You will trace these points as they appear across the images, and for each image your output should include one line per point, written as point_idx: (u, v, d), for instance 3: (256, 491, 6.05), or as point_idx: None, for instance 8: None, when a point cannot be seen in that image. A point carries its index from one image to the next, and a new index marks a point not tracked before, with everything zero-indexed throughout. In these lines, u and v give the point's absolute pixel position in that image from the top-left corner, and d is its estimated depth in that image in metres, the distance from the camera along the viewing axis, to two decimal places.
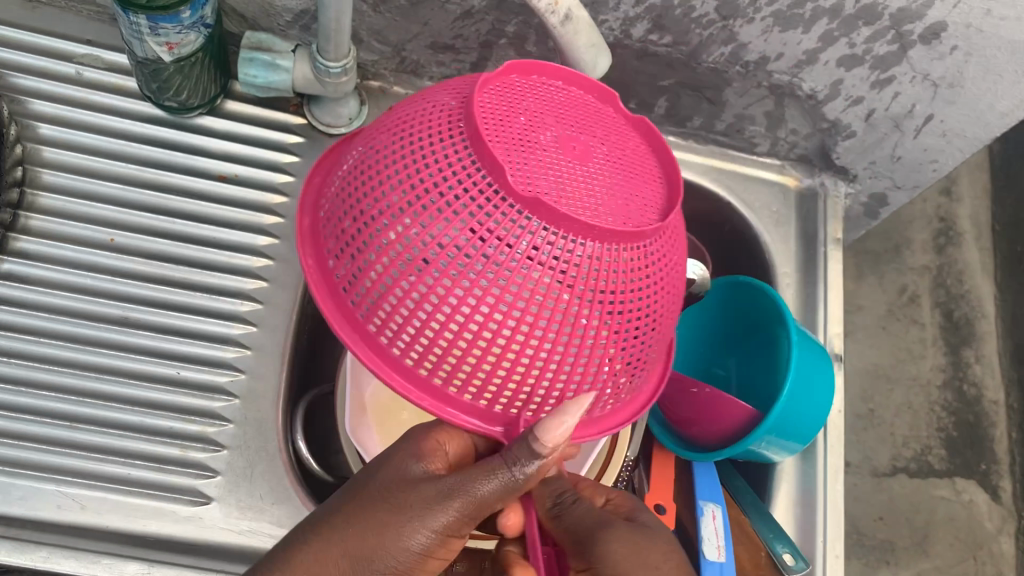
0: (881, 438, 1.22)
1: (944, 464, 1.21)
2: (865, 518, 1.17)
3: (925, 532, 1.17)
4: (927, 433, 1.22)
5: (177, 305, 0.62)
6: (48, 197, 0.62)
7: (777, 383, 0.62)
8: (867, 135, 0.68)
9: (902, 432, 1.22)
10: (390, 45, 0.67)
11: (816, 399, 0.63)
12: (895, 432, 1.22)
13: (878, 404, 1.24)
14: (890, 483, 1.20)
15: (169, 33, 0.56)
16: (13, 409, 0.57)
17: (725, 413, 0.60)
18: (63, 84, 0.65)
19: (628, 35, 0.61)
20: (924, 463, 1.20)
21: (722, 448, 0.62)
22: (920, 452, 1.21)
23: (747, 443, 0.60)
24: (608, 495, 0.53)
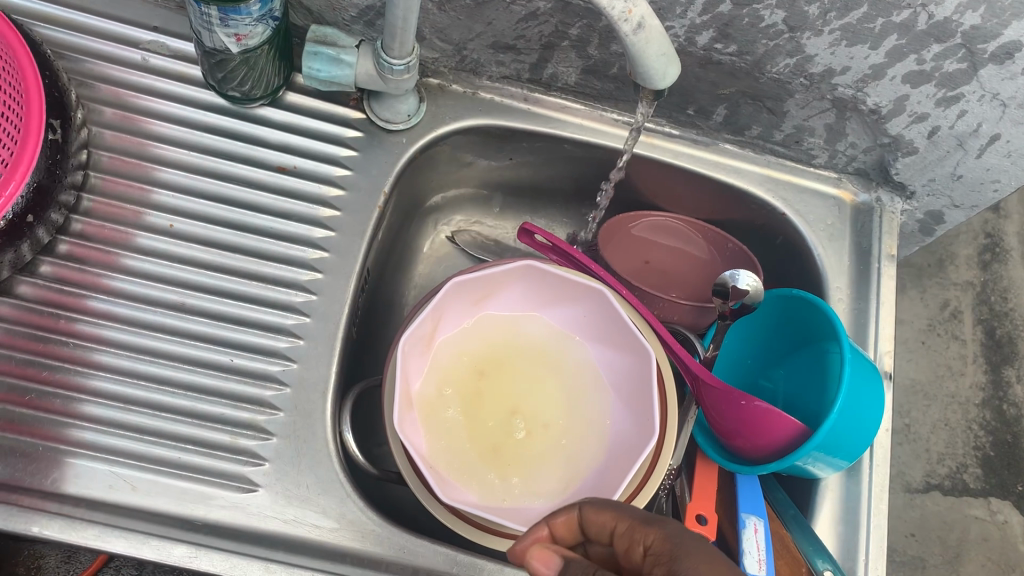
0: (916, 454, 1.20)
1: (980, 483, 1.19)
2: (897, 534, 1.16)
3: (957, 551, 1.15)
4: (963, 451, 1.21)
5: (234, 294, 0.62)
6: (109, 180, 0.64)
7: (828, 399, 0.61)
8: (929, 153, 0.67)
9: (938, 449, 1.21)
10: (451, 44, 0.67)
11: (864, 418, 0.63)
12: (931, 448, 1.21)
13: (914, 419, 1.22)
14: (923, 500, 1.18)
15: (239, 25, 0.56)
16: (72, 388, 0.59)
17: (772, 427, 0.60)
18: (129, 69, 0.66)
19: (692, 43, 0.61)
20: (959, 481, 1.19)
21: (770, 462, 0.61)
22: (956, 470, 1.20)
23: (797, 457, 0.59)
24: (646, 540, 0.43)
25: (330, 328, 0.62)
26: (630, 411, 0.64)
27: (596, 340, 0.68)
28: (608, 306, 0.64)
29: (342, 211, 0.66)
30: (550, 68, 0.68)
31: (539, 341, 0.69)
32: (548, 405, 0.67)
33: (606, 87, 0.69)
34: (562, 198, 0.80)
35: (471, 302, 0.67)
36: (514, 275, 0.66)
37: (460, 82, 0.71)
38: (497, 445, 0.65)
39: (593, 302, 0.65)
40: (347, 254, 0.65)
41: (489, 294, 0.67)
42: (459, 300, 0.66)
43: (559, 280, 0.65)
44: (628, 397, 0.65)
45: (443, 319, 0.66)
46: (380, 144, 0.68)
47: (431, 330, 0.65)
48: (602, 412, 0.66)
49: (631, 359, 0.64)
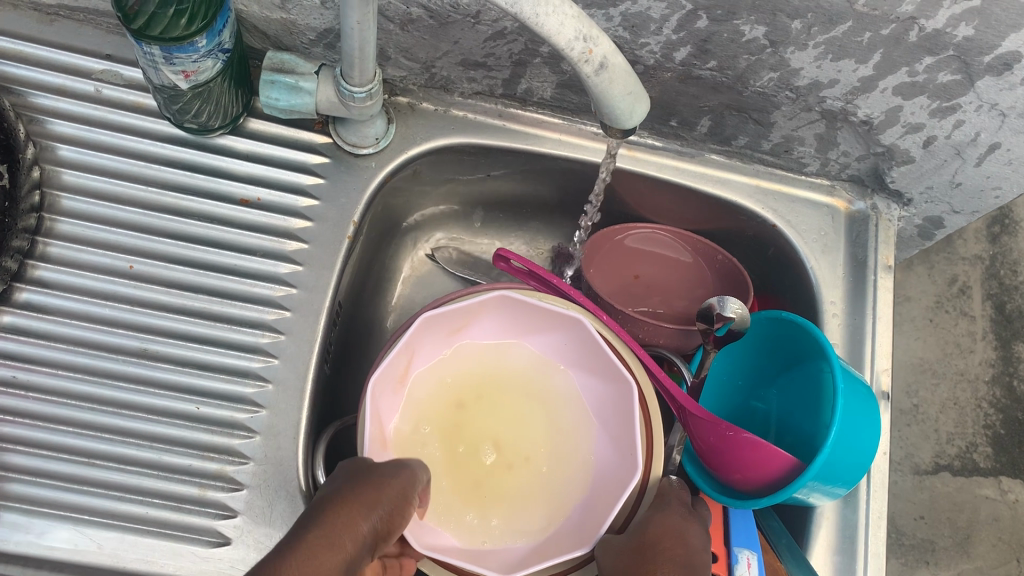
0: (925, 435, 1.17)
1: (991, 462, 1.16)
2: (906, 517, 1.14)
3: (967, 533, 1.13)
4: (973, 431, 1.18)
5: (199, 337, 0.60)
6: (66, 222, 0.61)
7: (822, 427, 0.58)
8: (925, 162, 0.63)
9: (947, 429, 1.18)
10: (419, 62, 0.63)
11: (861, 445, 0.59)
12: (940, 428, 1.18)
13: (923, 400, 1.19)
14: (932, 481, 1.16)
15: (185, 62, 0.53)
16: (34, 445, 0.57)
17: (763, 460, 0.57)
18: (81, 102, 0.63)
19: (669, 59, 0.58)
20: (969, 461, 1.16)
21: (763, 497, 0.58)
22: (966, 450, 1.17)
23: (790, 492, 0.55)
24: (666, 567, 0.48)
25: (299, 369, 0.60)
26: (612, 440, 0.62)
27: (577, 368, 0.65)
28: (587, 334, 0.61)
29: (308, 244, 0.63)
30: (524, 83, 0.65)
31: (519, 368, 0.67)
32: (530, 436, 0.65)
33: (583, 101, 0.65)
34: (545, 211, 0.76)
35: (447, 332, 0.64)
36: (490, 305, 0.62)
37: (430, 100, 0.68)
38: (478, 481, 0.62)
39: (574, 330, 0.62)
40: (315, 290, 0.62)
41: (465, 324, 0.64)
42: (433, 332, 0.63)
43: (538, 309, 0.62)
44: (610, 427, 0.62)
45: (419, 352, 0.63)
46: (348, 170, 0.65)
47: (404, 365, 0.62)
48: (583, 441, 0.64)
49: (613, 387, 0.61)
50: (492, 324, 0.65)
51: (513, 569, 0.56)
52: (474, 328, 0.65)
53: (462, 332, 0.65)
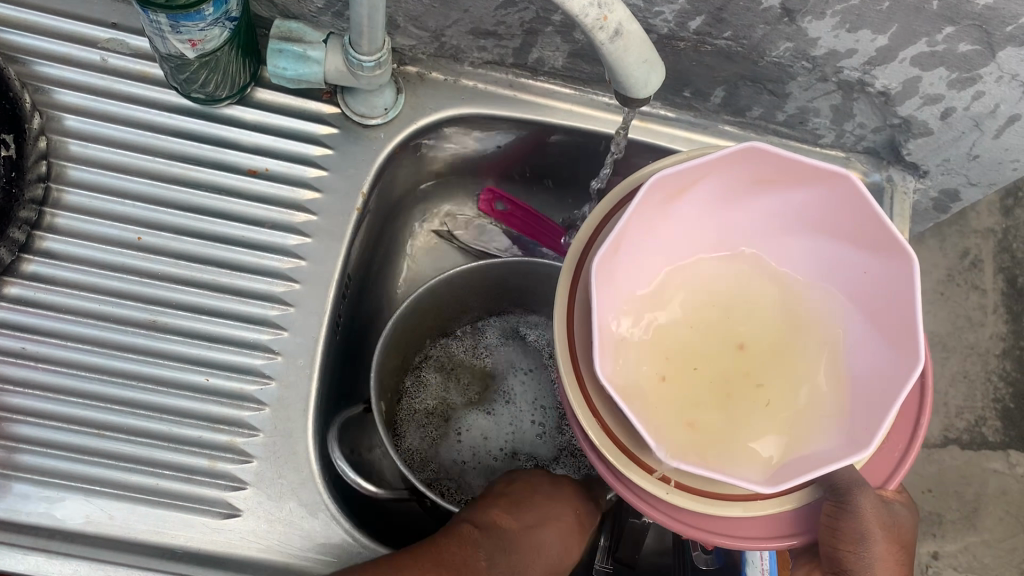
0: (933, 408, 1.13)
1: (999, 436, 1.12)
2: (914, 490, 1.11)
3: (975, 506, 1.10)
4: (983, 404, 1.13)
5: (209, 309, 0.60)
6: (73, 193, 0.61)
7: None
8: (943, 133, 0.62)
9: (955, 402, 1.13)
10: (428, 31, 0.62)
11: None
12: (948, 402, 1.13)
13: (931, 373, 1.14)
14: (941, 454, 1.11)
15: (192, 31, 0.52)
16: (43, 415, 0.57)
17: None
18: (87, 71, 0.62)
19: (684, 28, 0.56)
20: (978, 434, 1.12)
21: None
22: (974, 424, 1.13)
23: None
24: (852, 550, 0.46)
25: (308, 341, 0.60)
26: (875, 370, 0.43)
27: (874, 332, 0.44)
28: (907, 271, 0.41)
29: (318, 216, 0.63)
30: (536, 53, 0.63)
31: (728, 289, 0.49)
32: (802, 373, 0.46)
33: (595, 70, 0.64)
34: (554, 181, 0.75)
35: (747, 181, 0.44)
36: (801, 182, 0.43)
37: (440, 69, 0.67)
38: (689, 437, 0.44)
39: (897, 265, 0.42)
40: (324, 262, 0.62)
41: (745, 201, 0.46)
42: (729, 178, 0.44)
43: (844, 212, 0.44)
44: (862, 404, 0.42)
45: (700, 185, 0.44)
46: (357, 141, 0.64)
47: (677, 192, 0.44)
48: (818, 399, 0.45)
49: (905, 345, 0.41)
50: (783, 200, 0.46)
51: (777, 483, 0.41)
52: (790, 191, 0.45)
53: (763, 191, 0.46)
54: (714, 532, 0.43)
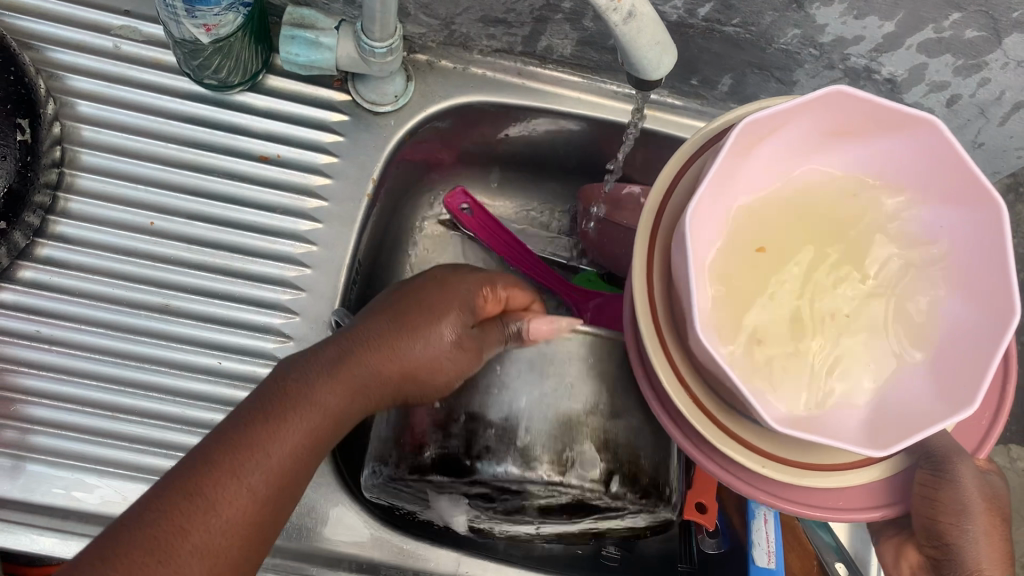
0: None
1: None
2: None
3: None
4: None
5: (221, 293, 0.61)
6: (86, 178, 0.61)
7: None
8: (949, 121, 0.63)
9: None
10: (438, 18, 0.63)
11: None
12: None
13: None
14: None
15: (207, 15, 0.53)
16: (57, 398, 0.58)
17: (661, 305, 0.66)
18: (100, 58, 0.63)
19: (693, 15, 0.57)
20: None
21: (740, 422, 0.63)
22: None
23: None
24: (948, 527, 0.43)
25: (319, 325, 0.61)
26: (957, 334, 0.40)
27: (959, 290, 0.41)
28: (992, 223, 0.39)
29: (328, 202, 0.64)
30: (544, 40, 0.64)
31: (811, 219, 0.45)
32: (892, 323, 0.43)
33: (604, 58, 0.65)
34: (561, 169, 0.76)
35: (820, 132, 0.43)
36: (890, 126, 0.40)
37: (450, 58, 0.67)
38: (786, 392, 0.42)
39: (980, 216, 0.40)
40: (335, 247, 0.63)
41: (829, 145, 0.44)
42: (814, 120, 0.41)
43: (937, 158, 0.41)
44: (950, 367, 0.39)
45: (780, 131, 0.42)
46: (367, 128, 0.65)
47: (756, 140, 0.41)
48: (904, 366, 0.42)
49: (997, 309, 0.38)
50: (873, 147, 0.43)
51: (872, 443, 0.39)
52: (869, 139, 0.43)
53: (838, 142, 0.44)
54: (810, 505, 0.43)
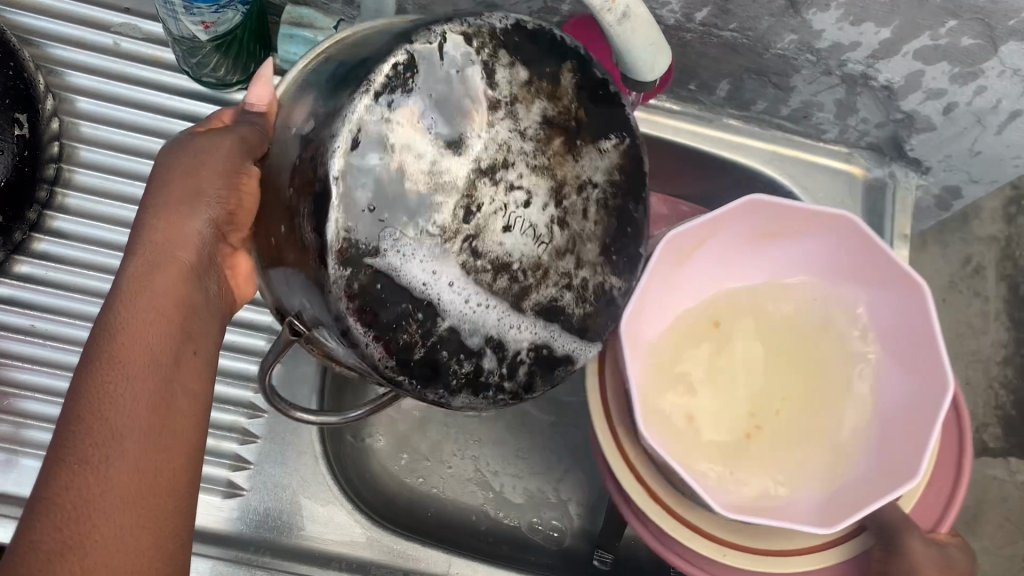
0: None
1: (1000, 443, 0.99)
2: None
3: None
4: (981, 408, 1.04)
5: None
6: (83, 174, 0.61)
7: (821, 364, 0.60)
8: (946, 129, 0.63)
9: None
10: None
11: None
12: None
13: None
14: None
15: (205, 13, 0.53)
16: (51, 393, 0.58)
17: None
18: (99, 55, 0.63)
19: (690, 19, 0.57)
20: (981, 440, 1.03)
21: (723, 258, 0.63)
22: None
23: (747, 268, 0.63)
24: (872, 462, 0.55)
25: None
26: (899, 433, 0.51)
27: (911, 371, 0.52)
28: (923, 306, 0.50)
29: None
30: None
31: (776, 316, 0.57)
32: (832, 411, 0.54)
33: None
34: None
35: (752, 235, 0.54)
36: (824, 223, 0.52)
37: None
38: (732, 463, 0.52)
39: (906, 300, 0.52)
40: None
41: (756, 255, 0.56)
42: (749, 220, 0.53)
43: (870, 250, 0.52)
44: (895, 435, 0.51)
45: (709, 241, 0.54)
46: None
47: (693, 246, 0.53)
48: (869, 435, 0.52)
49: (930, 400, 0.50)
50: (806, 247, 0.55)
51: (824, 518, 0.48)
52: (786, 243, 0.55)
53: (764, 243, 0.55)
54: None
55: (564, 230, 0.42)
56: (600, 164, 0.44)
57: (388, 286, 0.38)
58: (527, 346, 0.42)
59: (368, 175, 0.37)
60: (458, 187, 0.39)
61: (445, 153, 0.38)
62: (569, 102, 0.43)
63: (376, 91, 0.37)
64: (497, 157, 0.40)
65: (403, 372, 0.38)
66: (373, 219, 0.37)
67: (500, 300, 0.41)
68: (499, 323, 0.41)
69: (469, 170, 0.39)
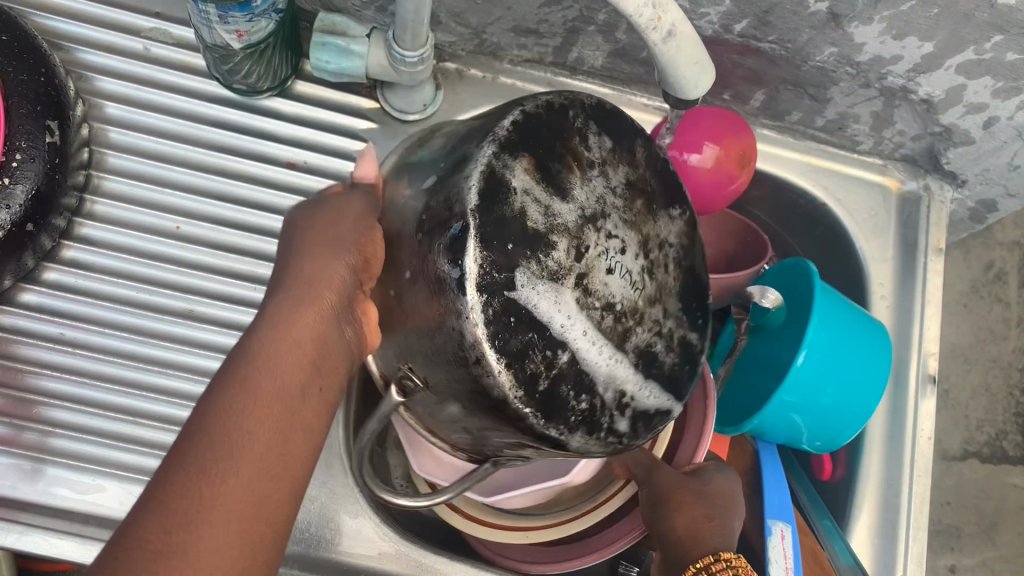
0: (954, 420, 1.07)
1: (1022, 450, 1.07)
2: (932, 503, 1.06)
3: (993, 521, 1.05)
4: (1003, 417, 1.08)
5: (244, 300, 0.60)
6: (112, 180, 0.61)
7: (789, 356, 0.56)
8: (985, 143, 0.62)
9: (977, 415, 1.08)
10: (470, 28, 0.63)
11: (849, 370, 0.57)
12: (969, 414, 1.08)
13: (953, 384, 1.08)
14: (960, 468, 1.06)
15: (240, 21, 0.52)
16: (79, 402, 0.58)
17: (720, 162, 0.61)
18: (129, 60, 0.63)
19: (728, 30, 0.56)
20: (998, 448, 1.07)
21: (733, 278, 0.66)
22: (995, 437, 1.07)
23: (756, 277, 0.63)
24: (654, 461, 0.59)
25: None
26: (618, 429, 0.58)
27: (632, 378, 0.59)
28: None
29: None
30: (575, 51, 0.63)
31: None
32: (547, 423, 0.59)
33: (635, 70, 0.64)
34: None
35: None
36: None
37: (479, 67, 0.67)
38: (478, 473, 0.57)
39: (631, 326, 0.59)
40: None
41: None
42: None
43: None
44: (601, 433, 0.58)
45: None
46: (395, 136, 0.64)
47: None
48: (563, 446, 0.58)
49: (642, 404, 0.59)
50: None
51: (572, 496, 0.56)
52: None
53: None
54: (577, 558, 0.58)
55: (652, 279, 0.42)
56: (670, 228, 0.45)
57: (526, 319, 0.37)
58: (626, 392, 0.41)
59: (495, 208, 0.38)
60: (569, 226, 0.39)
61: (556, 198, 0.39)
62: (642, 174, 0.45)
63: (495, 140, 0.39)
64: (601, 208, 0.41)
65: (533, 400, 0.38)
66: (507, 252, 0.37)
67: (606, 344, 0.40)
68: (608, 368, 0.40)
69: (577, 215, 0.40)
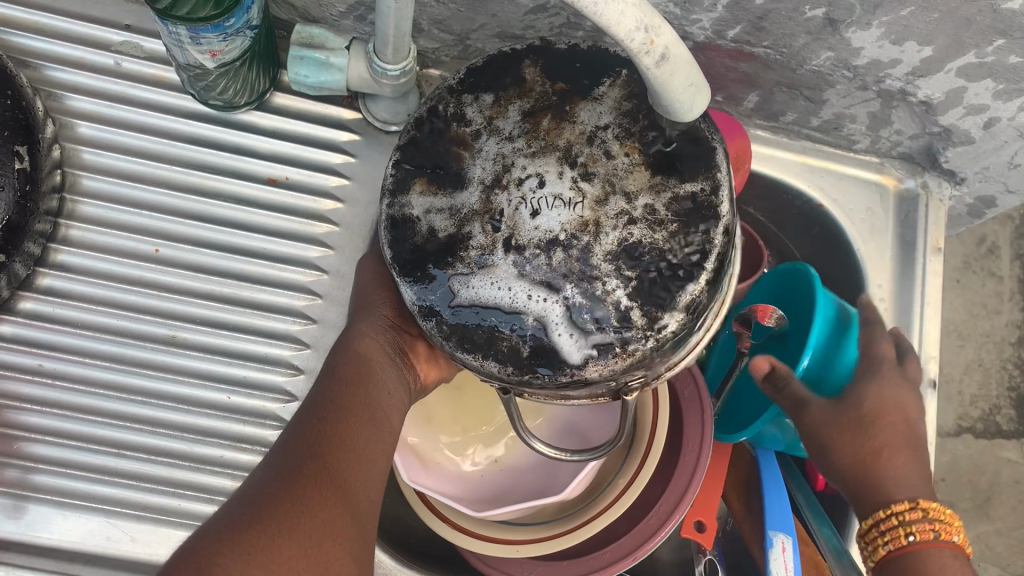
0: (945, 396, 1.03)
1: (1015, 425, 1.02)
2: None
3: (987, 495, 1.01)
4: (996, 392, 1.02)
5: (229, 324, 0.59)
6: (88, 204, 0.59)
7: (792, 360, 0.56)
8: (985, 143, 0.60)
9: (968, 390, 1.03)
10: (453, 33, 0.60)
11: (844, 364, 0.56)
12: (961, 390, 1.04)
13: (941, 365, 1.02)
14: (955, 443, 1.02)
15: (213, 42, 0.50)
16: (61, 436, 0.57)
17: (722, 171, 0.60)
18: (100, 76, 0.60)
19: (721, 36, 0.54)
20: (992, 423, 1.02)
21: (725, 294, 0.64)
22: (988, 413, 1.03)
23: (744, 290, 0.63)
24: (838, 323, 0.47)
25: None
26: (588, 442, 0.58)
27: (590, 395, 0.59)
28: None
29: (340, 226, 0.61)
30: None
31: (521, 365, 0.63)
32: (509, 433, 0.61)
33: None
34: None
35: None
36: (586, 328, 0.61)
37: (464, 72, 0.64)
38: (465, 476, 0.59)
39: None
40: (344, 275, 0.60)
41: None
42: None
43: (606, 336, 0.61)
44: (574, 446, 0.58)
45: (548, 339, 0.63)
46: (379, 147, 0.62)
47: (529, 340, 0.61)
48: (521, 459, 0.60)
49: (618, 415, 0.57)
50: None
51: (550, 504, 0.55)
52: None
53: None
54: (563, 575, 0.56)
55: (593, 181, 0.42)
56: (602, 111, 0.44)
57: (481, 311, 0.42)
58: (627, 290, 0.40)
59: (407, 243, 0.44)
60: (475, 208, 0.43)
61: (457, 190, 0.44)
62: (544, 89, 0.45)
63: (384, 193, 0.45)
64: (504, 153, 0.44)
65: (525, 369, 0.41)
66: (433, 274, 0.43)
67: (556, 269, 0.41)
68: (594, 297, 0.40)
69: (481, 189, 0.43)
